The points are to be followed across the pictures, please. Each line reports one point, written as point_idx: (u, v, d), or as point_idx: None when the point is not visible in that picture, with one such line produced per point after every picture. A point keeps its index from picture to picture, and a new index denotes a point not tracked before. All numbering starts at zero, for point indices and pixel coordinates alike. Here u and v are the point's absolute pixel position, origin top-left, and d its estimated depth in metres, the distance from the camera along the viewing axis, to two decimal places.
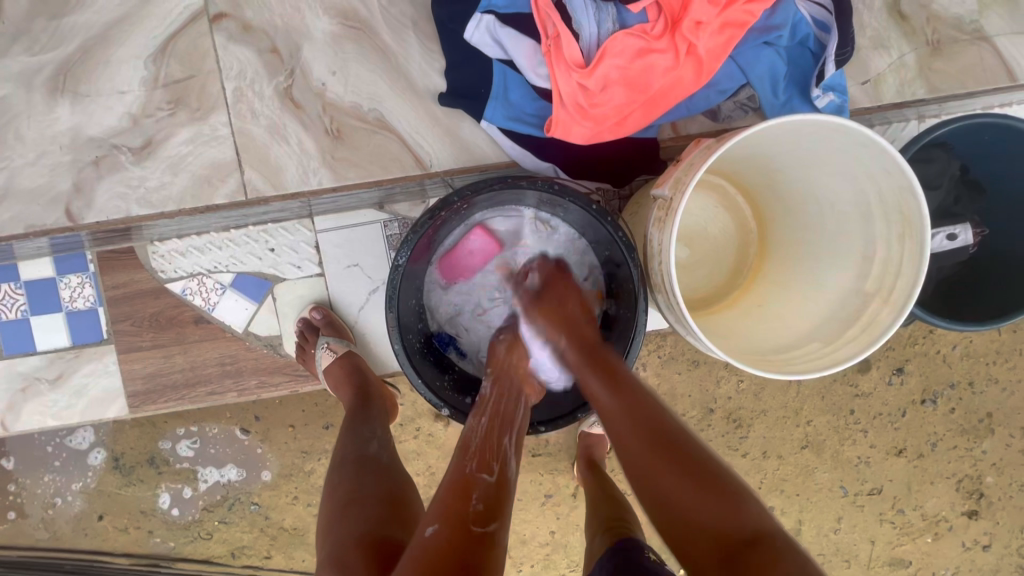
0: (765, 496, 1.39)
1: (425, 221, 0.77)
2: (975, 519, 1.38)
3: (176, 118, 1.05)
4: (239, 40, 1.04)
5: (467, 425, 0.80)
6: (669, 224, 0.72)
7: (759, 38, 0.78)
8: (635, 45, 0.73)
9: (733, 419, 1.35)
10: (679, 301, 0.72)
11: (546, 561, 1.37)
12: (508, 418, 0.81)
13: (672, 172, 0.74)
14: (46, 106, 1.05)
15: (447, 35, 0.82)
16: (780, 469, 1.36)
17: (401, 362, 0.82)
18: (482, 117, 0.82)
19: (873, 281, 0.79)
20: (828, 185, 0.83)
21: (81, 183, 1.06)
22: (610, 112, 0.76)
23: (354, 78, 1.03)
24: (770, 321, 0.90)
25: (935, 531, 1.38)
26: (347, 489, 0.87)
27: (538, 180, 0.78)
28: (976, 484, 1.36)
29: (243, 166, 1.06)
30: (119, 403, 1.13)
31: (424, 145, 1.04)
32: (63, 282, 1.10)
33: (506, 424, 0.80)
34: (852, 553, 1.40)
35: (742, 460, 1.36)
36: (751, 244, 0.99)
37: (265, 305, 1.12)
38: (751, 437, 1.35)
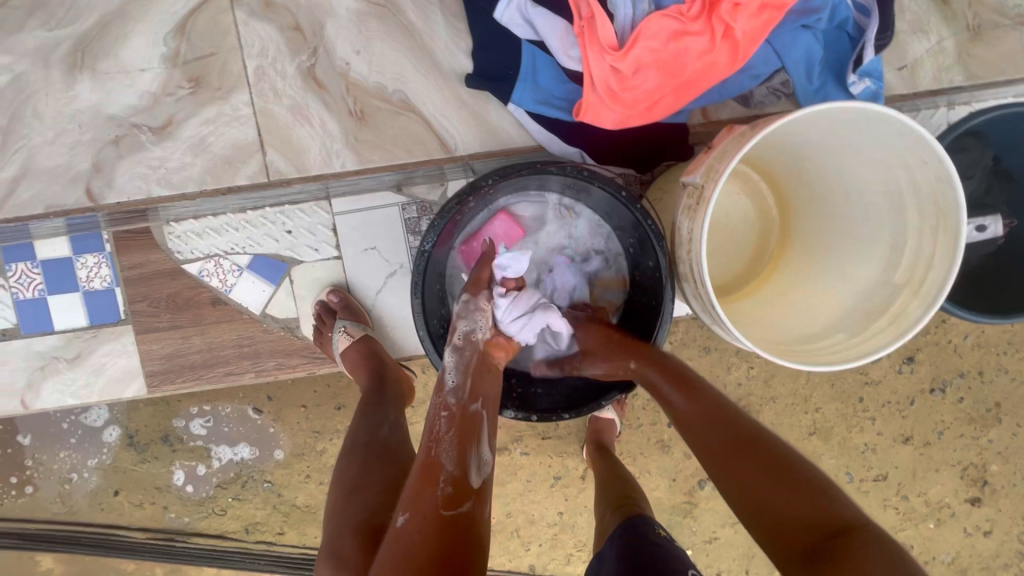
0: None
1: (452, 205, 0.76)
2: (977, 506, 1.39)
3: (195, 98, 1.03)
4: (261, 17, 1.01)
5: (431, 405, 0.77)
6: (701, 213, 0.71)
7: (797, 21, 0.75)
8: (670, 27, 0.71)
9: (743, 406, 1.36)
10: (709, 291, 0.71)
11: (553, 540, 1.40)
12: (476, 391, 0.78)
13: (705, 159, 0.73)
14: (64, 83, 1.03)
15: (477, 13, 0.80)
16: None
17: (425, 347, 0.82)
18: (510, 100, 0.81)
19: (903, 273, 0.78)
20: (860, 174, 0.82)
21: (101, 162, 1.05)
22: (642, 96, 0.75)
23: (378, 58, 1.01)
24: (793, 311, 0.89)
25: (938, 517, 1.40)
26: (350, 477, 0.87)
27: (566, 165, 0.76)
28: (980, 473, 1.38)
29: (265, 147, 1.05)
30: (136, 383, 1.13)
31: (447, 127, 1.02)
32: (80, 261, 1.09)
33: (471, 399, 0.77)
34: None
35: None
36: (773, 233, 0.99)
37: (283, 287, 1.12)
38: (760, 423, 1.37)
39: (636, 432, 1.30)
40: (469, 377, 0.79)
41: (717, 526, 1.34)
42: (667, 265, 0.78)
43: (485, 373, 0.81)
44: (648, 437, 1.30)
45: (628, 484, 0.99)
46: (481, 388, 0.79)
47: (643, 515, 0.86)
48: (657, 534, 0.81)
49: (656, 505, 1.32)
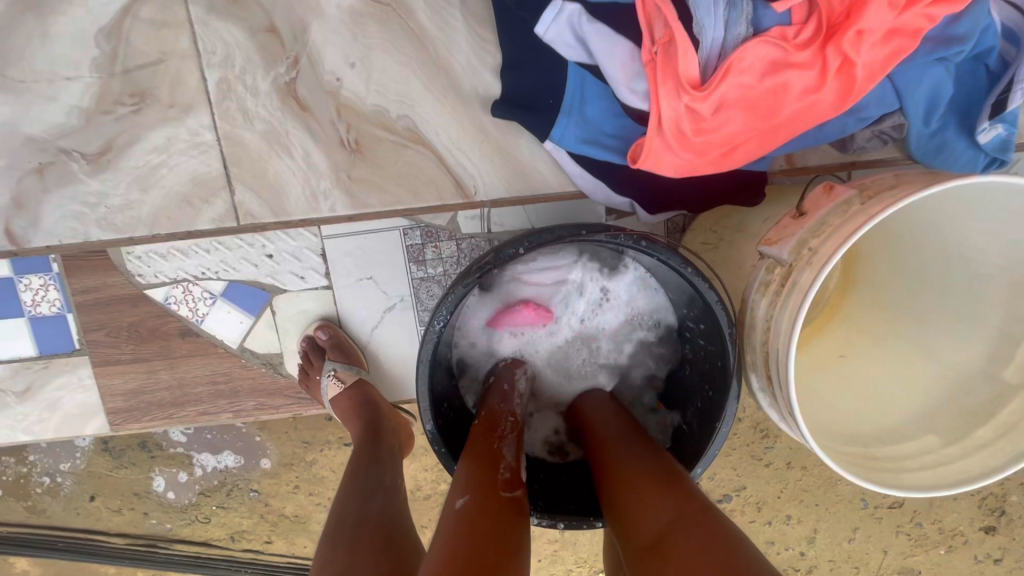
0: (782, 505, 1.31)
1: (473, 278, 0.61)
2: (990, 534, 1.30)
3: (142, 117, 0.84)
4: (226, 12, 0.81)
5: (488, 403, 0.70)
6: (793, 303, 0.55)
7: (932, 53, 0.56)
8: (770, 56, 0.53)
9: (762, 429, 1.27)
10: (795, 404, 0.57)
11: (553, 555, 1.30)
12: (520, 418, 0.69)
13: (796, 231, 0.57)
14: None
15: (509, 22, 0.62)
16: (803, 479, 1.28)
17: (433, 437, 0.67)
18: (548, 136, 0.64)
19: (1017, 371, 0.65)
20: (972, 242, 0.66)
21: (22, 197, 0.87)
22: (719, 141, 0.58)
23: (378, 74, 0.82)
24: (869, 390, 0.73)
25: (949, 543, 1.31)
26: (336, 570, 0.65)
27: (618, 230, 0.59)
28: (999, 502, 1.28)
29: (233, 182, 0.87)
30: (98, 420, 0.99)
31: (468, 165, 0.85)
32: (23, 282, 0.92)
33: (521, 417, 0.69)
34: (862, 560, 1.34)
35: (764, 469, 1.28)
36: (833, 275, 0.82)
37: (264, 318, 0.96)
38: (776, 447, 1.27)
39: None
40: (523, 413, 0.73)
41: None
42: (736, 356, 0.63)
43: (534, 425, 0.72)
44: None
45: None
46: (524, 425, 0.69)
47: None
48: None
49: None
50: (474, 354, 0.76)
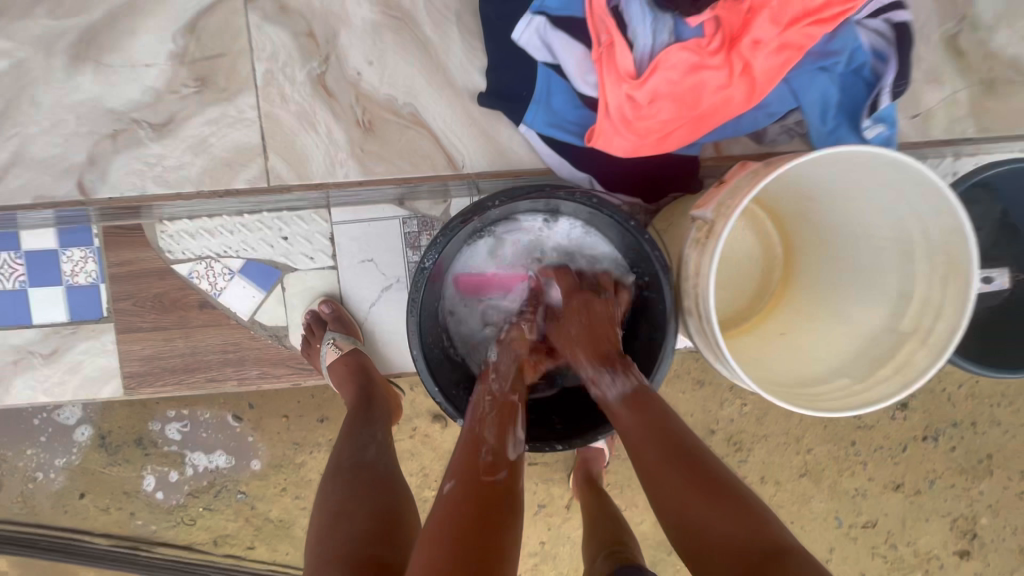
0: None
1: (457, 222, 0.74)
2: (965, 558, 1.42)
3: (202, 98, 1.00)
4: (274, 21, 0.98)
5: (477, 390, 0.82)
6: (710, 247, 0.69)
7: (815, 63, 0.75)
8: (688, 60, 0.70)
9: (733, 443, 1.38)
10: (716, 329, 0.70)
11: (534, 569, 1.39)
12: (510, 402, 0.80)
13: (717, 195, 0.72)
14: (67, 74, 0.99)
15: (492, 33, 0.79)
16: (777, 495, 1.40)
17: (417, 363, 0.79)
18: (522, 121, 0.79)
19: (909, 321, 0.76)
20: (867, 219, 0.81)
21: (97, 155, 1.01)
22: (655, 126, 0.74)
23: (390, 69, 0.98)
24: (796, 350, 0.88)
25: (926, 567, 1.43)
26: (336, 501, 0.83)
27: (577, 192, 0.75)
28: (970, 525, 1.41)
29: (268, 151, 1.01)
30: (114, 383, 1.09)
31: (457, 144, 1.00)
32: (65, 255, 1.05)
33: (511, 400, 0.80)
34: None
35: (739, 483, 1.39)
36: (776, 270, 0.97)
37: (273, 295, 1.08)
38: (750, 460, 1.39)
39: (624, 464, 1.34)
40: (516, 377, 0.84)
41: None
42: (673, 302, 0.76)
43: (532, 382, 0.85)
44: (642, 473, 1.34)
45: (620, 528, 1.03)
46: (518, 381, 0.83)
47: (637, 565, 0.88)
48: None
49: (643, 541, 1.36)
50: (456, 306, 0.91)
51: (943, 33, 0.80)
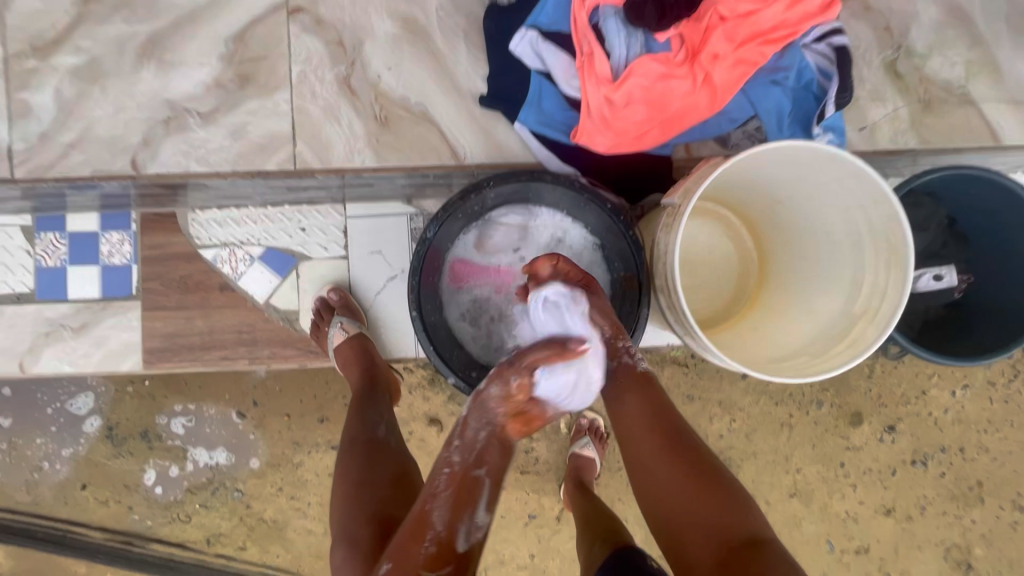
0: None
1: (455, 201, 0.86)
2: None
3: (245, 92, 1.13)
4: (311, 32, 1.12)
5: (439, 456, 0.78)
6: (676, 225, 0.80)
7: (767, 77, 0.88)
8: (658, 70, 0.83)
9: (723, 458, 1.40)
10: (680, 297, 0.79)
11: None
12: (474, 483, 0.75)
13: (682, 183, 0.82)
14: (133, 68, 1.13)
15: (494, 47, 0.94)
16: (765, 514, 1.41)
17: (416, 323, 0.87)
18: (517, 119, 0.93)
19: (861, 304, 0.85)
20: (822, 216, 0.91)
21: (151, 137, 1.13)
22: (631, 127, 0.86)
23: (406, 75, 1.11)
24: (764, 337, 0.96)
25: None
26: (355, 475, 0.92)
27: (561, 176, 0.89)
28: (965, 555, 1.44)
29: (297, 140, 1.13)
30: (134, 356, 1.17)
31: (460, 137, 1.11)
32: (104, 237, 1.16)
33: (472, 481, 0.75)
34: None
35: None
36: (751, 274, 1.05)
37: (289, 280, 1.18)
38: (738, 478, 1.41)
39: (616, 476, 1.38)
40: (488, 448, 0.79)
41: None
42: (646, 276, 0.88)
43: (505, 452, 0.80)
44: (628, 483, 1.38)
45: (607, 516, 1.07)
46: (488, 457, 0.78)
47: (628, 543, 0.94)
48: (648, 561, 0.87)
49: None
50: (448, 288, 0.97)
51: (883, 59, 0.93)
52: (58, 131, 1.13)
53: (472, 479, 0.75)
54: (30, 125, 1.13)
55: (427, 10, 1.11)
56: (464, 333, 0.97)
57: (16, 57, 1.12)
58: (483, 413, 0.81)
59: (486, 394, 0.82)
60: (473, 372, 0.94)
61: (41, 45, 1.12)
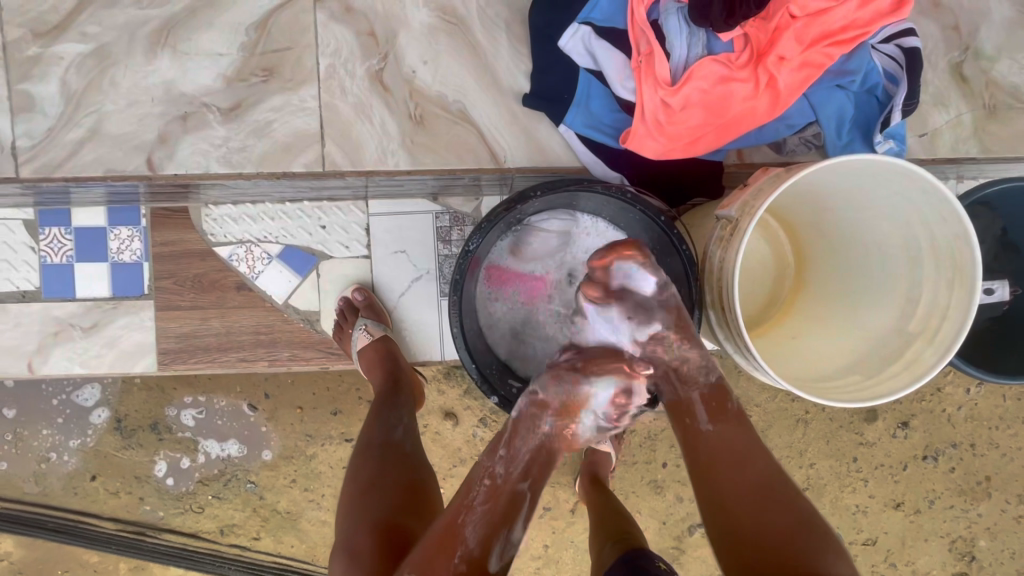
0: None
1: (500, 211, 0.81)
2: None
3: (268, 86, 1.05)
4: (340, 20, 1.04)
5: (484, 459, 0.77)
6: (735, 242, 0.76)
7: (833, 80, 0.87)
8: (719, 72, 0.85)
9: None
10: (738, 317, 0.75)
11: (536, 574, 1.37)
12: (515, 497, 0.76)
13: (741, 196, 0.78)
14: (145, 58, 1.05)
15: (542, 40, 0.96)
16: None
17: (456, 336, 0.85)
18: (564, 120, 0.97)
19: (917, 323, 0.82)
20: (876, 228, 0.86)
21: (166, 135, 1.06)
22: (685, 132, 0.87)
23: (443, 70, 1.04)
24: (805, 349, 0.92)
25: None
26: (365, 478, 0.88)
27: (611, 186, 0.85)
28: (969, 547, 1.37)
29: (325, 139, 1.06)
30: (148, 357, 1.12)
31: (501, 140, 1.05)
32: (113, 233, 1.10)
33: (512, 496, 0.75)
34: None
35: None
36: (787, 279, 1.00)
37: (309, 280, 1.12)
38: None
39: (631, 469, 1.31)
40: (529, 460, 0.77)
41: None
42: (697, 291, 0.84)
43: (546, 464, 0.79)
44: (642, 475, 1.32)
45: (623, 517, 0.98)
46: (533, 472, 0.77)
47: (640, 549, 0.84)
48: (655, 564, 0.79)
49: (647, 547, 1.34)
50: (485, 298, 0.94)
51: (949, 62, 0.96)
52: (64, 126, 1.05)
53: (513, 490, 0.76)
54: (32, 117, 1.05)
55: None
56: (501, 345, 0.94)
57: (17, 44, 1.04)
58: (534, 423, 0.78)
59: (533, 397, 0.78)
60: (512, 387, 0.91)
61: (43, 30, 1.04)
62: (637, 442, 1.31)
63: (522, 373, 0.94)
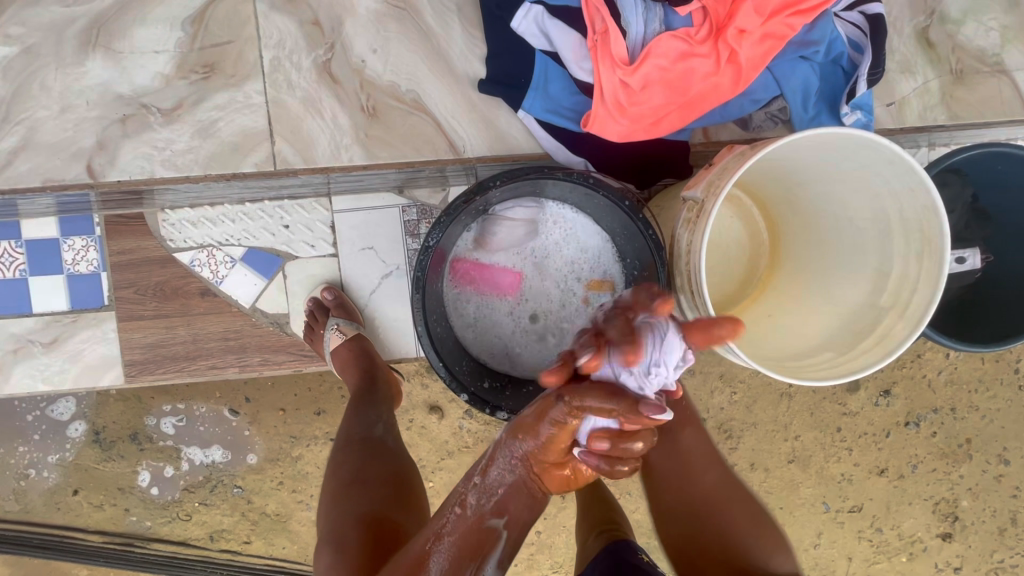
0: None
1: (460, 202, 0.78)
2: (948, 541, 1.41)
3: (210, 83, 1.01)
4: (283, 10, 1.00)
5: (456, 493, 0.70)
6: (701, 223, 0.74)
7: (797, 51, 0.85)
8: (678, 49, 0.82)
9: (724, 430, 1.35)
10: (706, 300, 0.74)
11: (529, 560, 1.37)
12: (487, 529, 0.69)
13: (705, 175, 0.76)
14: (77, 59, 1.00)
15: (493, 22, 0.94)
16: (766, 481, 1.37)
17: (422, 334, 0.83)
18: (524, 105, 0.95)
19: (889, 297, 0.81)
20: (846, 202, 0.85)
21: (106, 140, 1.02)
22: (647, 112, 0.85)
23: (394, 57, 1.00)
24: (779, 328, 0.91)
25: (910, 550, 1.41)
26: (348, 474, 0.86)
27: (573, 172, 0.82)
28: (952, 508, 1.39)
29: (276, 136, 1.02)
30: (115, 370, 1.08)
31: (459, 130, 1.02)
32: (66, 243, 1.05)
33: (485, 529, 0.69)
34: (830, 568, 1.43)
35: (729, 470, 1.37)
36: (763, 257, 0.99)
37: (275, 282, 1.08)
38: (740, 448, 1.36)
39: None
40: (502, 492, 0.67)
41: None
42: (665, 275, 0.82)
43: (529, 502, 0.69)
44: None
45: (608, 507, 0.98)
46: (510, 505, 0.68)
47: (624, 539, 0.85)
48: (640, 557, 0.79)
49: (636, 527, 1.34)
50: (453, 292, 0.92)
51: (913, 27, 0.95)
52: (1, 135, 1.01)
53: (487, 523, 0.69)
54: None
55: None
56: (472, 340, 0.93)
57: None
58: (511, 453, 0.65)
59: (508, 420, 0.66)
60: (483, 382, 0.89)
61: None
62: None
63: (491, 367, 0.93)
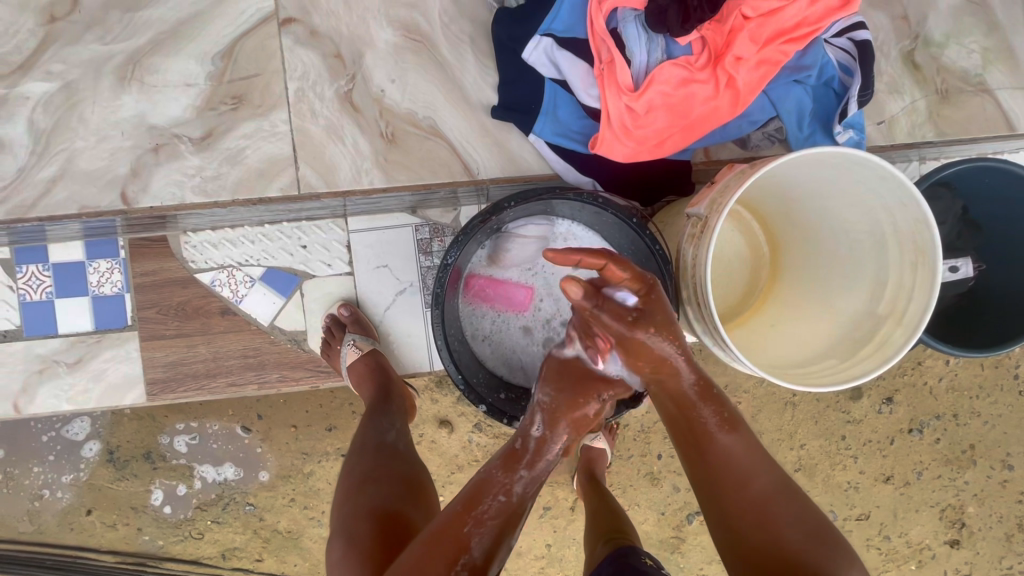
0: None
1: (476, 222, 0.83)
2: (956, 548, 1.42)
3: (238, 113, 1.06)
4: (306, 44, 1.05)
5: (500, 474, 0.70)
6: (705, 239, 0.78)
7: (790, 76, 0.91)
8: (680, 75, 0.87)
9: None
10: (713, 311, 0.77)
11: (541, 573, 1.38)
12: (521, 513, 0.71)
13: (709, 193, 0.81)
14: (112, 93, 1.05)
15: (506, 52, 0.99)
16: None
17: (440, 349, 0.86)
18: (534, 130, 1.00)
19: (886, 304, 0.85)
20: (841, 215, 0.89)
21: (138, 168, 1.06)
22: (652, 134, 0.90)
23: (411, 86, 1.05)
24: (782, 336, 0.95)
25: (919, 558, 1.43)
26: (360, 473, 0.90)
27: (583, 192, 0.87)
28: (958, 514, 1.41)
29: (299, 162, 1.07)
30: (136, 389, 1.11)
31: (472, 153, 1.06)
32: (92, 266, 1.09)
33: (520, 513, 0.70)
34: None
35: None
36: (764, 268, 1.03)
37: (293, 300, 1.12)
38: None
39: (627, 463, 1.33)
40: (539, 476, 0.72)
41: (704, 563, 1.38)
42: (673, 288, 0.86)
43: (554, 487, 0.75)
44: (639, 468, 1.34)
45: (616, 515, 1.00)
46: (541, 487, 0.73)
47: (632, 545, 0.87)
48: (644, 560, 0.82)
49: (645, 538, 1.36)
50: (468, 308, 0.97)
51: (900, 51, 1.00)
52: (35, 165, 1.05)
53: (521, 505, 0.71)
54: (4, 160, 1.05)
55: (430, 16, 1.05)
56: (487, 353, 0.97)
57: None
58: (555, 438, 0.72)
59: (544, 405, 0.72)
60: (500, 394, 0.92)
61: (8, 71, 1.04)
62: (630, 436, 1.33)
63: (506, 379, 0.96)
